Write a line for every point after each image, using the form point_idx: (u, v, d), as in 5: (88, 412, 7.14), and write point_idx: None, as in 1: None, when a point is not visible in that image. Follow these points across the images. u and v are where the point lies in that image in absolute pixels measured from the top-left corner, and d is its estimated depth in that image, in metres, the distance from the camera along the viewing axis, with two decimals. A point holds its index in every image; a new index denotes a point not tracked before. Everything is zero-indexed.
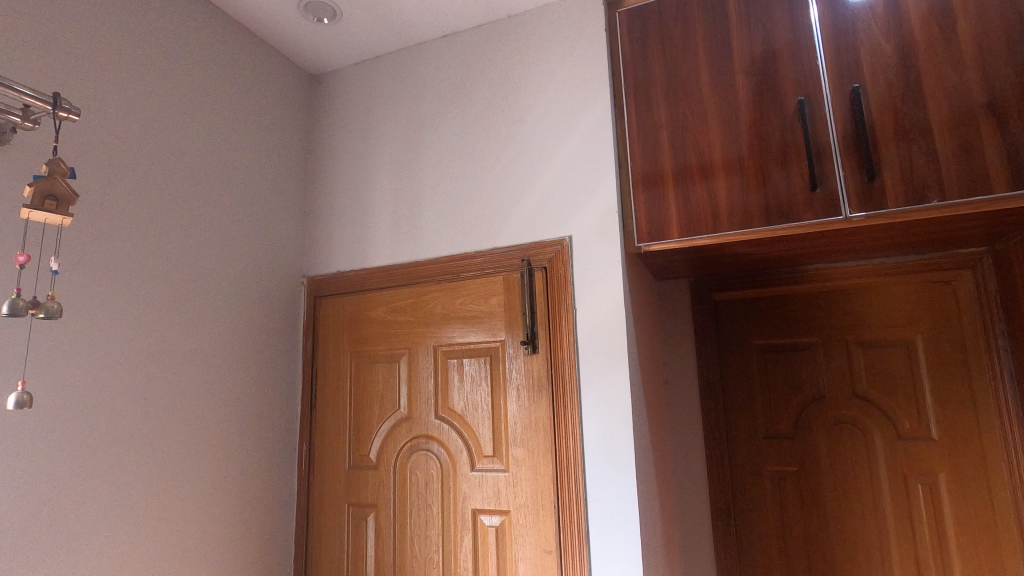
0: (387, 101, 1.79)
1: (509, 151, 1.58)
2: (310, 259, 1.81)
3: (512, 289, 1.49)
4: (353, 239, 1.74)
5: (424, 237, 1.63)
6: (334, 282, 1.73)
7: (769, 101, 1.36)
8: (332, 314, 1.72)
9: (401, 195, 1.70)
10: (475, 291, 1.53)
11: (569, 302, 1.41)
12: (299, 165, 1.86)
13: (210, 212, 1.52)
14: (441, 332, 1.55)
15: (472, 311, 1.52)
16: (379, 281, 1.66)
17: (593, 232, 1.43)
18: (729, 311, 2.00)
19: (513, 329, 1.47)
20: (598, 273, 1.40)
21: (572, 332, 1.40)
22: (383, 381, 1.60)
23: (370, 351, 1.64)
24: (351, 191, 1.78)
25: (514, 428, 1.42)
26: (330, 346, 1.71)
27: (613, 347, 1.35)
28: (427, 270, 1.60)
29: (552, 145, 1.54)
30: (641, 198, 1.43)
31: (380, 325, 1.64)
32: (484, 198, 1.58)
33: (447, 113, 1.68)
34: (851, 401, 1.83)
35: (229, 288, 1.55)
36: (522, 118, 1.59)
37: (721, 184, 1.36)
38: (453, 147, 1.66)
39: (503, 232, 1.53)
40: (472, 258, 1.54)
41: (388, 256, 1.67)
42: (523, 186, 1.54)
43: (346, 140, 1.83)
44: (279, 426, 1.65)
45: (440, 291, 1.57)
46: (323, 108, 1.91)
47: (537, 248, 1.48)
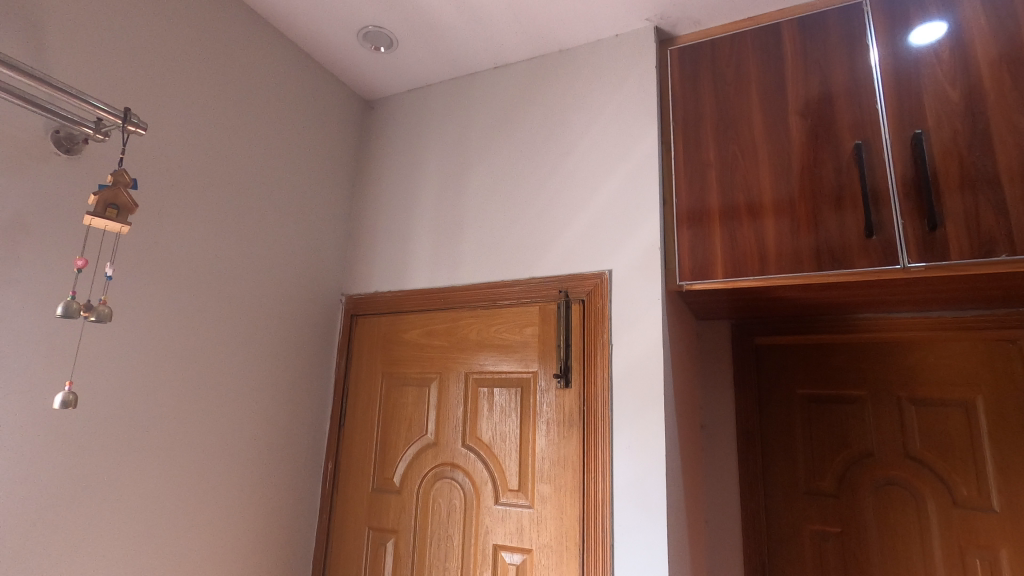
0: (436, 127, 1.82)
1: (552, 182, 1.58)
2: (350, 277, 1.84)
3: (548, 319, 1.47)
4: (393, 261, 1.76)
5: (463, 262, 1.63)
6: (371, 302, 1.75)
7: (824, 143, 1.32)
8: (367, 333, 1.74)
9: (443, 220, 1.71)
10: (510, 320, 1.52)
11: (606, 337, 1.38)
12: (347, 185, 1.91)
13: (259, 226, 1.56)
14: (474, 359, 1.54)
15: (506, 339, 1.51)
16: (416, 304, 1.67)
17: (634, 266, 1.41)
18: (771, 356, 1.92)
19: (546, 360, 1.44)
20: (638, 309, 1.37)
21: (608, 368, 1.36)
22: (412, 405, 1.59)
23: (402, 373, 1.64)
24: (395, 213, 1.81)
25: (541, 464, 1.38)
26: (363, 364, 1.72)
27: (650, 386, 1.31)
28: (463, 295, 1.60)
29: (597, 177, 1.53)
30: (685, 236, 1.41)
31: (414, 347, 1.64)
32: (525, 227, 1.58)
33: (494, 142, 1.70)
34: (902, 461, 1.71)
35: (271, 301, 1.59)
36: (568, 150, 1.59)
37: (770, 226, 1.32)
38: (497, 175, 1.67)
39: (543, 262, 1.52)
40: (510, 286, 1.54)
41: (427, 279, 1.68)
42: (565, 217, 1.54)
43: (394, 164, 1.87)
44: (307, 442, 1.66)
45: (475, 318, 1.57)
46: (374, 132, 1.97)
47: (576, 279, 1.46)
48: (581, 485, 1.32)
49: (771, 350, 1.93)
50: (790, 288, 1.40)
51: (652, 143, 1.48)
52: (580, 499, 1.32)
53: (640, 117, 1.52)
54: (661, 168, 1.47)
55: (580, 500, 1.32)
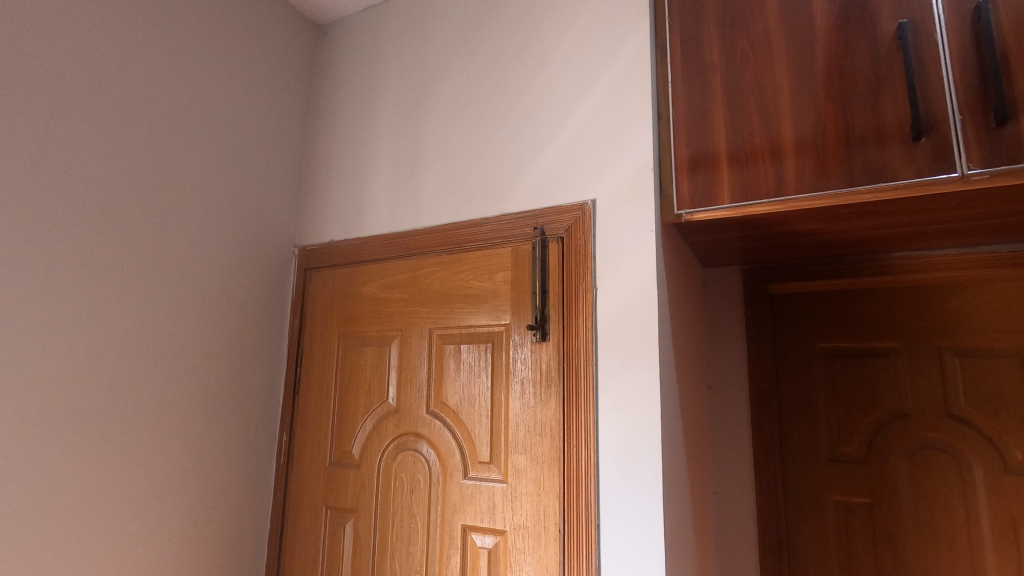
0: (394, 49, 1.57)
1: (525, 102, 1.33)
2: (302, 226, 1.61)
3: (521, 263, 1.23)
4: (349, 206, 1.53)
5: (426, 202, 1.40)
6: (327, 253, 1.53)
7: (858, 30, 1.05)
8: (322, 289, 1.52)
9: (403, 155, 1.47)
10: (478, 266, 1.29)
11: (588, 280, 1.15)
12: (296, 123, 1.67)
13: (184, 165, 1.34)
14: (438, 313, 1.32)
15: (475, 289, 1.28)
16: (374, 253, 1.45)
17: (622, 195, 1.16)
18: (788, 308, 1.68)
19: (520, 311, 1.21)
20: (627, 245, 1.13)
21: (591, 317, 1.13)
22: (372, 368, 1.39)
23: (359, 333, 1.43)
24: (350, 152, 1.58)
25: (515, 431, 1.17)
26: (318, 325, 1.51)
27: (641, 338, 1.08)
28: (425, 240, 1.37)
29: (576, 92, 1.27)
30: (682, 156, 1.15)
31: (372, 303, 1.42)
32: (494, 156, 1.33)
33: (458, 61, 1.45)
34: (943, 422, 1.48)
35: (205, 253, 1.37)
36: (542, 63, 1.33)
37: (789, 138, 1.06)
38: (462, 99, 1.42)
39: (515, 196, 1.28)
40: (477, 227, 1.30)
41: (386, 224, 1.45)
42: (540, 142, 1.29)
43: (349, 97, 1.63)
44: (256, 414, 1.46)
45: (439, 266, 1.34)
46: (327, 62, 1.72)
47: (553, 214, 1.22)
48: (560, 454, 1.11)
49: (787, 300, 1.68)
50: (811, 215, 1.15)
51: (642, 45, 1.22)
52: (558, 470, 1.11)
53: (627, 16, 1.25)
54: (654, 76, 1.21)
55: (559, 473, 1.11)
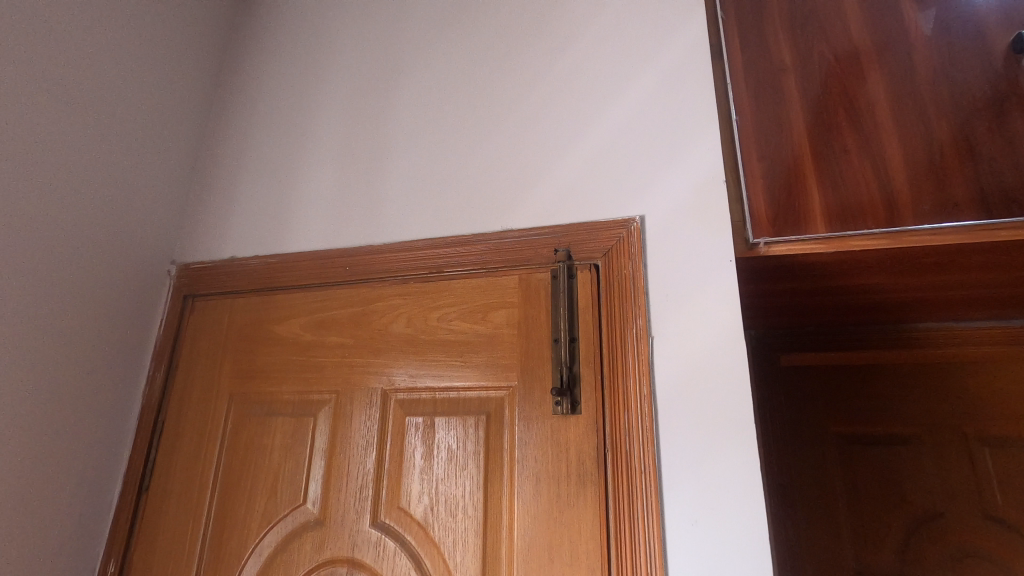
0: (352, 21, 1.20)
1: (538, 91, 1.01)
2: (190, 236, 1.11)
3: (534, 298, 0.86)
4: (268, 212, 1.08)
5: (390, 212, 1.00)
6: (223, 274, 1.03)
7: (965, 43, 0.87)
8: (207, 326, 1.01)
9: (359, 150, 1.07)
10: (468, 302, 0.89)
11: (641, 324, 0.79)
12: (199, 98, 1.20)
13: (8, 110, 0.83)
14: (398, 369, 0.88)
15: (460, 333, 0.87)
16: (302, 276, 0.99)
17: (685, 212, 0.85)
18: (798, 379, 1.38)
19: (532, 368, 0.82)
20: (699, 278, 0.80)
21: (649, 379, 0.76)
22: (280, 451, 0.89)
23: (264, 395, 0.93)
24: (277, 142, 1.14)
25: (525, 560, 0.73)
26: (194, 381, 0.98)
27: (728, 410, 0.73)
28: (386, 261, 0.95)
29: (611, 85, 0.98)
30: (756, 170, 0.88)
31: (290, 351, 0.94)
32: (495, 157, 0.98)
33: (444, 39, 1.11)
34: (983, 526, 1.22)
35: (18, 254, 0.82)
36: (561, 47, 1.03)
37: (897, 157, 0.83)
38: (447, 85, 1.07)
39: (524, 208, 0.93)
40: (468, 246, 0.92)
41: (326, 238, 1.01)
42: (561, 141, 0.96)
43: (281, 74, 1.21)
44: (68, 530, 0.86)
45: (406, 299, 0.92)
46: (251, 32, 1.29)
47: (583, 233, 0.87)
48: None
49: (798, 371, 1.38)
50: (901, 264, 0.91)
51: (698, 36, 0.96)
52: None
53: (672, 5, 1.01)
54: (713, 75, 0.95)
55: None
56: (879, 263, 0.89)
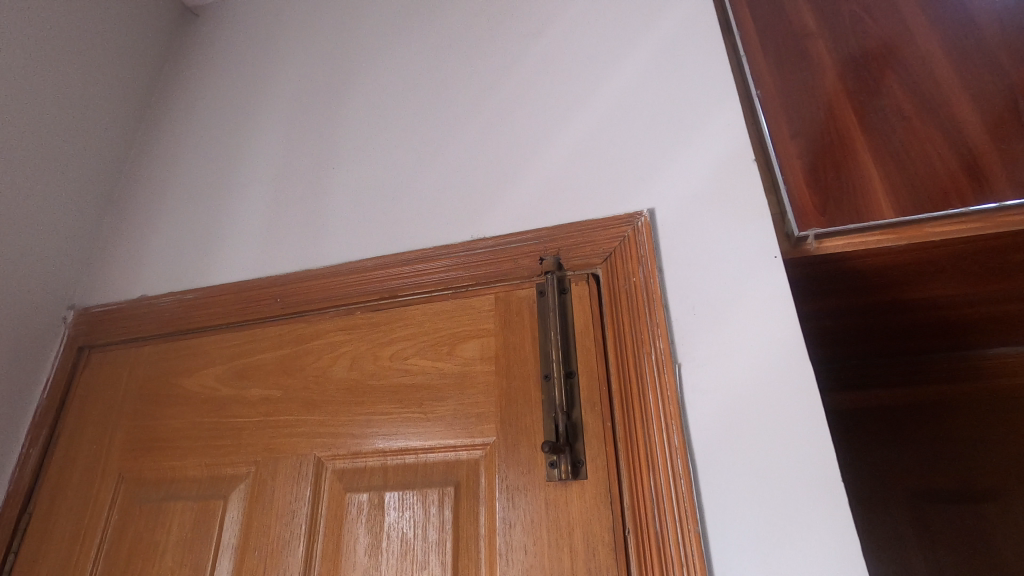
0: (299, 26, 1.05)
1: (515, 78, 0.83)
2: (97, 275, 0.90)
3: (515, 323, 0.64)
4: (191, 240, 0.88)
5: (337, 230, 0.80)
6: (127, 318, 0.82)
7: None
8: (103, 385, 0.78)
9: (301, 162, 0.89)
10: (429, 333, 0.67)
11: (662, 348, 0.57)
12: (123, 117, 1.03)
13: None
14: (337, 428, 0.65)
15: (419, 374, 0.65)
16: (222, 315, 0.77)
17: (706, 199, 0.64)
18: (844, 415, 0.94)
19: (517, 416, 0.59)
20: (735, 281, 0.59)
21: (681, 424, 0.54)
22: (177, 551, 0.65)
23: (162, 474, 0.70)
24: (208, 161, 0.95)
25: None
26: (77, 458, 0.74)
27: (795, 471, 0.51)
28: (328, 288, 0.74)
29: (604, 61, 0.79)
30: (790, 148, 0.70)
31: (199, 412, 0.71)
32: (462, 157, 0.80)
33: (403, 34, 0.94)
34: None
35: None
36: (541, 28, 0.85)
37: (970, 121, 0.66)
38: (407, 82, 0.89)
39: (500, 212, 0.73)
40: (430, 263, 0.71)
41: (256, 266, 0.81)
42: (543, 131, 0.77)
43: (220, 89, 1.04)
44: None
45: (350, 335, 0.70)
46: (191, 49, 1.14)
47: (577, 234, 0.66)
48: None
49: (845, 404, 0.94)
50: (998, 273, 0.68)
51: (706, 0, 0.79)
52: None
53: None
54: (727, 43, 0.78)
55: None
56: (958, 269, 0.67)
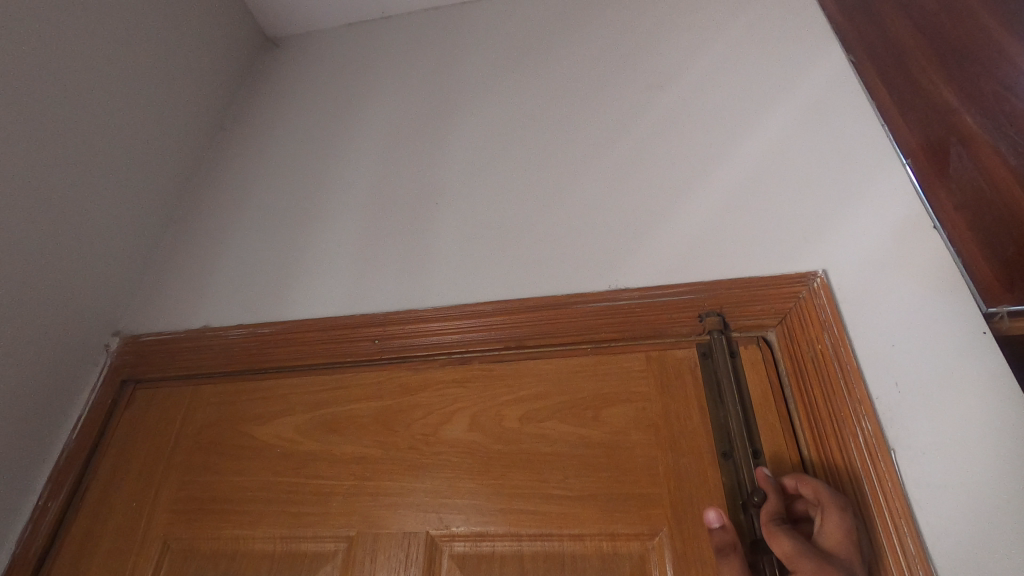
0: (394, 62, 1.01)
1: (641, 128, 0.78)
2: (151, 300, 0.79)
3: (677, 388, 0.55)
4: (266, 269, 0.78)
5: (441, 267, 0.71)
6: (187, 351, 0.70)
7: None
8: (150, 428, 0.66)
9: (396, 195, 0.81)
10: (568, 393, 0.57)
11: (870, 429, 0.49)
12: (196, 134, 0.95)
13: None
14: (455, 502, 0.53)
15: (559, 442, 0.55)
16: (306, 355, 0.67)
17: (888, 265, 0.59)
18: None
19: (692, 502, 0.49)
20: (941, 359, 0.52)
21: (914, 526, 0.44)
22: None
23: (222, 545, 0.56)
24: (287, 187, 0.87)
25: None
26: (111, 517, 0.61)
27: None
28: (437, 332, 0.64)
29: (739, 120, 0.75)
30: (958, 222, 0.64)
31: (274, 469, 0.59)
32: (589, 202, 0.72)
33: (513, 75, 0.90)
34: None
35: None
36: (667, 84, 0.82)
37: None
38: (516, 122, 0.84)
39: (641, 263, 0.65)
40: (563, 311, 0.62)
41: (346, 302, 0.71)
42: (680, 181, 0.71)
43: (303, 117, 0.98)
44: None
45: (468, 388, 0.60)
46: (271, 75, 1.09)
47: (742, 292, 0.59)
48: (861, 573, 0.40)
49: None
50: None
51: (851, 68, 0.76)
52: (836, 514, 0.43)
53: (809, 34, 0.81)
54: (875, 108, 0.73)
55: (842, 547, 0.41)
56: None
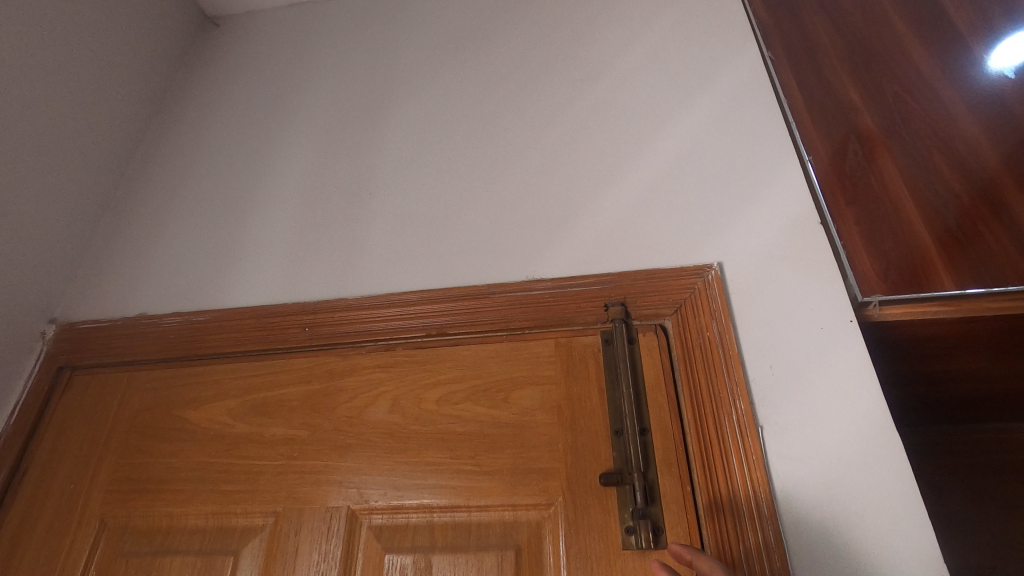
0: (334, 47, 1.01)
1: (568, 121, 0.81)
2: (87, 286, 0.80)
3: (580, 373, 0.60)
4: (203, 257, 0.79)
5: (371, 256, 0.74)
6: (123, 338, 0.73)
7: None
8: (86, 414, 0.68)
9: (332, 183, 0.83)
10: (482, 377, 0.62)
11: (742, 408, 0.55)
12: (133, 119, 0.94)
13: None
14: (374, 477, 0.58)
15: (471, 422, 0.59)
16: (239, 342, 0.70)
17: (776, 258, 0.64)
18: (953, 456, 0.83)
19: (585, 474, 0.55)
20: (811, 345, 0.58)
21: (770, 494, 0.51)
22: None
23: (156, 522, 0.60)
24: (224, 174, 0.88)
25: None
26: (49, 498, 0.64)
27: (907, 559, 0.47)
28: (364, 320, 0.68)
29: (659, 116, 0.79)
30: (846, 215, 0.69)
31: (206, 451, 0.63)
32: (513, 193, 0.76)
33: (450, 65, 0.92)
34: None
35: None
36: (594, 79, 0.85)
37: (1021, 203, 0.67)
38: (450, 113, 0.86)
39: (557, 254, 0.69)
40: (481, 301, 0.66)
41: (280, 290, 0.74)
42: (600, 175, 0.75)
43: (242, 102, 0.98)
44: None
45: (391, 373, 0.64)
46: (213, 57, 1.08)
47: (644, 283, 0.64)
48: None
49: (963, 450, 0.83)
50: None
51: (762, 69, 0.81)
52: None
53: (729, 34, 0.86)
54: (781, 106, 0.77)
55: None
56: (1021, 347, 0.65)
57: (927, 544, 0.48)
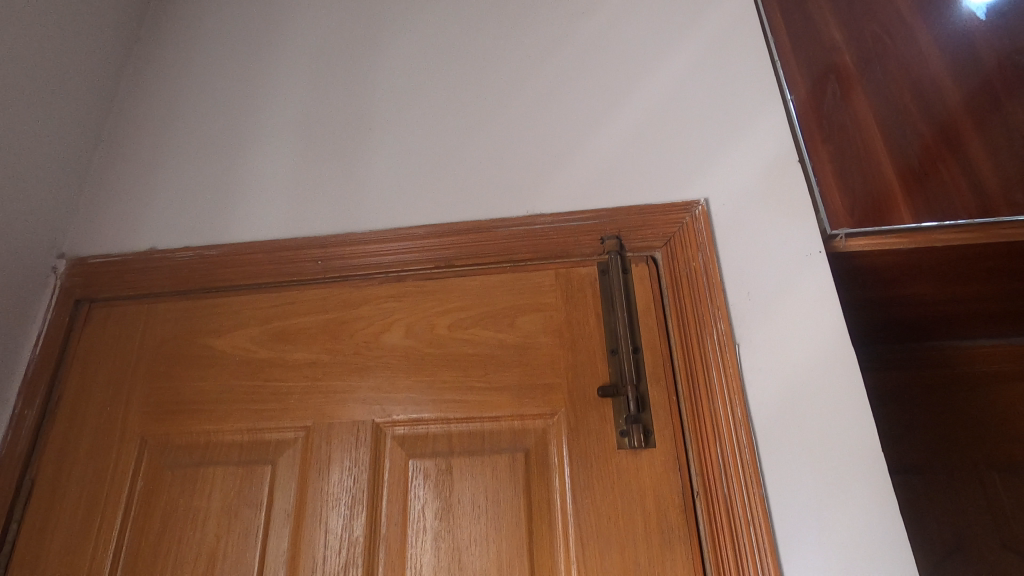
0: None
1: (561, 58, 0.83)
2: (89, 221, 0.81)
3: (578, 300, 0.67)
4: (205, 192, 0.81)
5: (375, 192, 0.77)
6: (137, 272, 0.75)
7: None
8: (110, 344, 0.72)
9: (328, 118, 0.84)
10: (489, 305, 0.68)
11: (722, 329, 0.62)
12: (114, 48, 0.92)
13: None
14: (395, 395, 0.64)
15: (480, 345, 0.66)
16: (253, 275, 0.73)
17: (756, 193, 0.70)
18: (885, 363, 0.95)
19: (584, 388, 0.62)
20: (784, 273, 0.65)
21: (743, 401, 0.59)
22: (220, 519, 0.62)
23: (195, 439, 0.66)
24: (216, 107, 0.88)
25: None
26: (87, 420, 0.68)
27: (853, 449, 0.57)
28: (373, 253, 0.72)
29: (650, 54, 0.82)
30: (822, 153, 0.74)
31: (234, 375, 0.68)
32: (509, 130, 0.79)
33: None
34: None
35: None
36: (585, 14, 0.86)
37: (976, 144, 0.74)
38: (443, 48, 0.87)
39: (555, 190, 0.73)
40: (485, 234, 0.71)
41: (287, 225, 0.76)
42: (593, 113, 0.78)
43: (225, 31, 0.95)
44: None
45: (403, 302, 0.70)
46: None
47: (636, 218, 0.69)
48: None
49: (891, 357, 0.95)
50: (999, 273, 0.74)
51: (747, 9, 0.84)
52: None
53: None
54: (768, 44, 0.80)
55: None
56: (963, 273, 0.74)
57: (869, 436, 0.57)
